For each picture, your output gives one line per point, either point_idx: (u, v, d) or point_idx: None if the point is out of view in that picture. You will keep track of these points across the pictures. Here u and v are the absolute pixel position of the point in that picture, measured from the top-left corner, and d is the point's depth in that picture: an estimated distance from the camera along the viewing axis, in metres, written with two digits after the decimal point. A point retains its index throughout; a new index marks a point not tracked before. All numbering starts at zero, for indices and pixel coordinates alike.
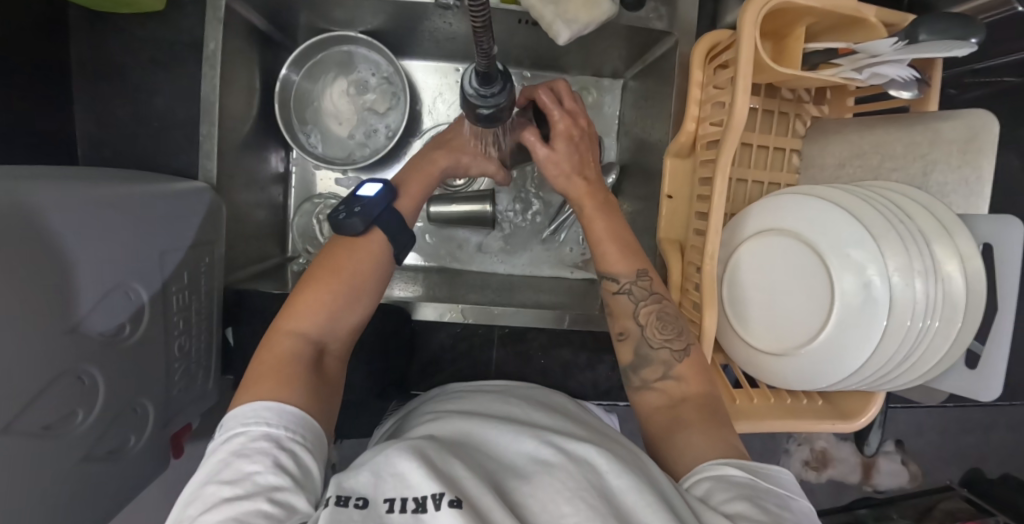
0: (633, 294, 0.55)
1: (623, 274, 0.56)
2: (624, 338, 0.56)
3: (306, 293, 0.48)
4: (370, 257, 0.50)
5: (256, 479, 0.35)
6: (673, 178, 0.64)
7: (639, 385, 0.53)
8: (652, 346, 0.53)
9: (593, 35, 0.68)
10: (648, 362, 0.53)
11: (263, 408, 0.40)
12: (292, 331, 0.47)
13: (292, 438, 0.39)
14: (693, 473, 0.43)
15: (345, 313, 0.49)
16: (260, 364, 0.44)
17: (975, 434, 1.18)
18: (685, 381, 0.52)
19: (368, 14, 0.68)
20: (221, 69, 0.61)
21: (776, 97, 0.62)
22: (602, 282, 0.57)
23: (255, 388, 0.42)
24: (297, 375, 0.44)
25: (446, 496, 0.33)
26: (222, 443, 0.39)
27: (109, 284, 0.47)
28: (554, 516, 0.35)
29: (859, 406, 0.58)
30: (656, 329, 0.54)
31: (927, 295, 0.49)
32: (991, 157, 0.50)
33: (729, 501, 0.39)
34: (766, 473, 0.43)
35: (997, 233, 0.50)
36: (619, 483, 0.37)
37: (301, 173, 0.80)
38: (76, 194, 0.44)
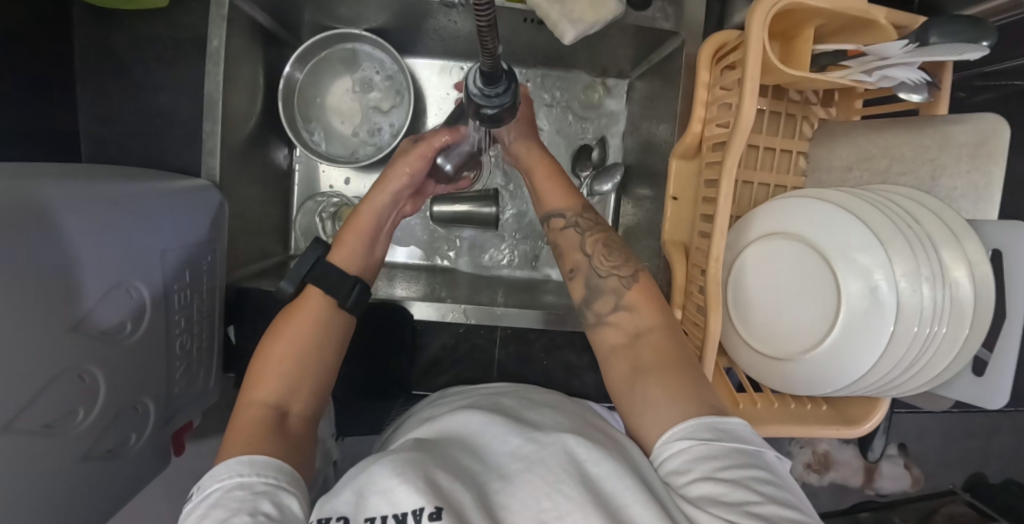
0: (578, 226, 0.57)
1: (569, 209, 0.58)
2: (575, 273, 0.57)
3: (260, 363, 0.50)
4: (311, 319, 0.52)
5: (232, 522, 0.35)
6: (678, 180, 0.63)
7: (594, 320, 0.54)
8: (601, 276, 0.55)
9: (599, 34, 0.67)
10: (600, 291, 0.54)
11: (234, 462, 0.40)
12: (254, 402, 0.47)
13: (267, 482, 0.39)
14: (659, 452, 0.43)
15: (301, 377, 0.50)
16: (225, 439, 0.45)
17: (978, 437, 1.18)
18: (637, 309, 0.53)
19: (373, 11, 0.67)
20: (224, 66, 0.61)
21: (784, 99, 0.61)
22: (550, 219, 0.59)
23: (224, 454, 0.43)
24: (261, 436, 0.44)
25: (426, 509, 0.32)
26: (197, 504, 0.38)
27: (111, 283, 0.46)
28: (537, 512, 0.35)
29: (863, 412, 0.58)
30: (602, 257, 0.56)
31: (935, 300, 0.49)
32: (1002, 164, 0.49)
33: (694, 485, 0.39)
34: (725, 429, 0.42)
35: (1007, 239, 0.50)
36: (599, 471, 0.37)
37: (305, 171, 0.80)
38: (76, 195, 0.44)
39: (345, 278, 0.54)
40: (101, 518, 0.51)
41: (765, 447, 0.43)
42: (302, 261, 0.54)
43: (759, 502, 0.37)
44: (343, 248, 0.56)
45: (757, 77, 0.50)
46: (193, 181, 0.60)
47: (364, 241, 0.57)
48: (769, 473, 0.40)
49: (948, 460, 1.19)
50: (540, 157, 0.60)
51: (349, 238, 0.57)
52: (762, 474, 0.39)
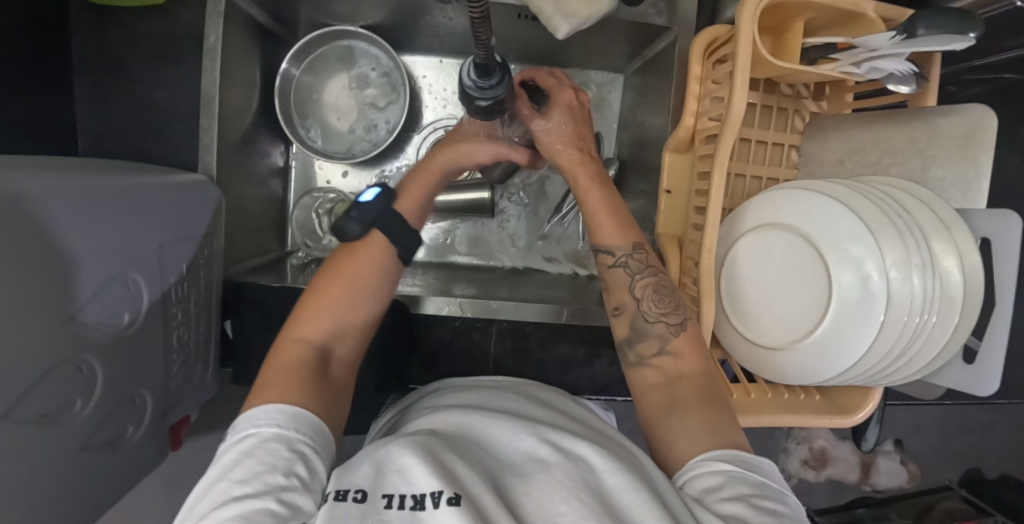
0: (628, 267, 0.55)
1: (620, 247, 0.55)
2: (620, 315, 0.55)
3: (311, 301, 0.49)
4: (370, 258, 0.50)
5: (266, 480, 0.36)
6: (671, 173, 0.64)
7: (635, 360, 0.53)
8: (648, 321, 0.53)
9: (593, 30, 0.68)
10: (644, 336, 0.53)
11: (274, 410, 0.41)
12: (300, 339, 0.48)
13: (303, 442, 0.40)
14: (686, 470, 0.44)
15: (349, 321, 0.49)
16: (267, 374, 0.45)
17: (974, 433, 1.19)
18: (680, 357, 0.52)
19: (369, 8, 0.68)
20: (221, 62, 0.62)
21: (775, 93, 0.62)
22: (596, 254, 0.57)
23: (264, 394, 0.43)
24: (304, 378, 0.45)
25: (445, 493, 0.33)
26: (233, 444, 0.39)
27: (109, 275, 0.47)
28: (551, 515, 0.35)
29: (856, 401, 0.58)
30: (652, 303, 0.54)
31: (926, 289, 0.50)
32: (990, 153, 0.50)
33: (724, 501, 0.39)
34: (759, 467, 0.43)
35: (995, 229, 0.50)
36: (615, 481, 0.37)
37: (302, 167, 0.80)
38: (76, 187, 0.45)
39: (405, 231, 0.52)
40: (98, 510, 0.51)
41: (790, 491, 0.44)
42: (370, 203, 0.51)
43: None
44: (408, 199, 0.54)
45: (746, 70, 0.51)
46: (191, 176, 0.61)
47: (420, 201, 0.55)
48: (794, 511, 0.40)
49: (945, 455, 1.20)
50: (575, 155, 0.58)
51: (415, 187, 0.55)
52: (789, 511, 0.40)
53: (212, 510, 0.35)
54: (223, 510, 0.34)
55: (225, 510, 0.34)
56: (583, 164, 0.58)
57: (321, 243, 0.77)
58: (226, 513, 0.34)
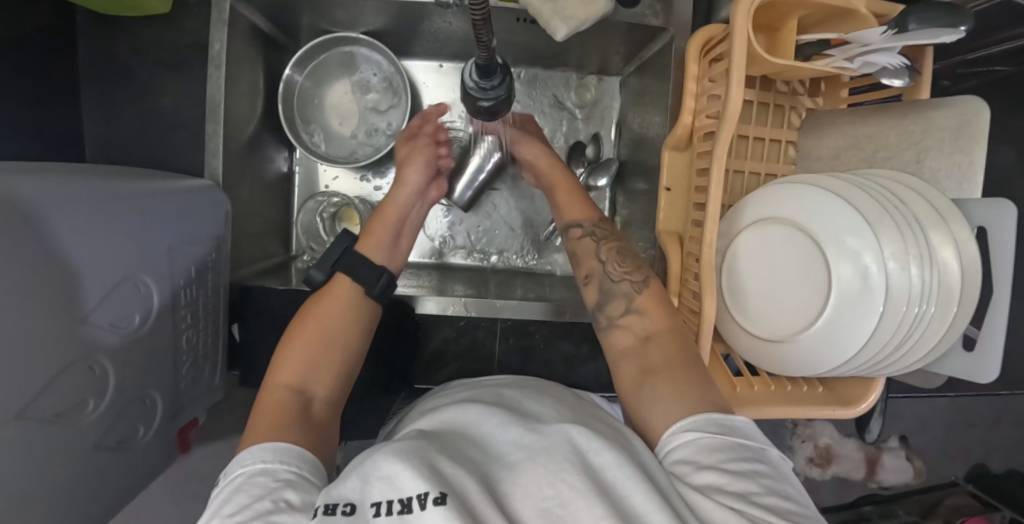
0: (594, 235, 0.61)
1: (585, 219, 0.63)
2: (589, 284, 0.59)
3: (286, 348, 0.52)
4: (339, 301, 0.56)
5: (253, 509, 0.36)
6: (671, 170, 0.64)
7: (606, 323, 0.57)
8: (613, 280, 0.58)
9: (590, 31, 0.69)
10: (611, 296, 0.57)
11: (258, 449, 0.42)
12: (279, 386, 0.49)
13: (288, 468, 0.41)
14: (666, 444, 0.45)
15: (326, 359, 0.52)
16: (253, 422, 0.46)
17: (978, 429, 1.21)
18: (647, 315, 0.55)
19: (370, 14, 0.69)
20: (226, 69, 0.64)
21: (772, 90, 0.63)
22: (568, 229, 0.63)
23: (249, 441, 0.44)
24: (286, 420, 0.46)
25: (430, 494, 0.33)
26: (223, 486, 0.40)
27: (121, 275, 0.48)
28: (539, 500, 0.36)
29: (859, 393, 0.58)
30: (616, 262, 0.59)
31: (924, 280, 0.51)
32: (985, 145, 0.51)
33: (698, 472, 0.40)
34: (736, 430, 0.44)
35: (991, 217, 0.51)
36: (600, 460, 0.38)
37: (305, 172, 0.81)
38: (90, 195, 0.46)
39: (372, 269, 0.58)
40: (109, 511, 0.51)
41: (770, 446, 0.45)
42: (333, 247, 0.60)
43: (764, 496, 0.38)
44: (372, 238, 0.61)
45: (741, 68, 0.51)
46: (196, 181, 0.62)
47: (390, 235, 0.62)
48: (773, 468, 0.41)
49: (950, 452, 1.21)
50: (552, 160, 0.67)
51: (378, 230, 0.61)
52: (767, 470, 0.41)
53: None
54: None
55: None
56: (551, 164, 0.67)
57: (325, 247, 0.78)
58: None
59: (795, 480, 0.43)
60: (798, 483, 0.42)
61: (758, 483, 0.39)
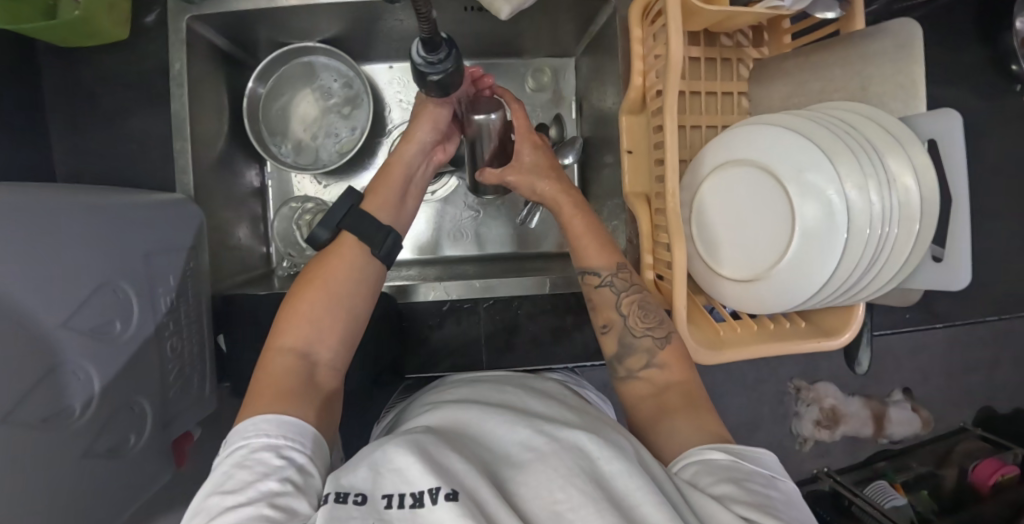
0: (614, 285, 0.59)
1: (603, 268, 0.60)
2: (607, 333, 0.59)
3: (292, 309, 0.51)
4: (345, 265, 0.54)
5: (259, 487, 0.37)
6: (630, 134, 0.66)
7: (625, 374, 0.57)
8: (635, 335, 0.57)
9: (537, 13, 0.71)
10: (631, 351, 0.57)
11: (263, 420, 0.43)
12: (284, 348, 0.49)
13: (292, 445, 0.42)
14: (680, 460, 0.45)
15: (330, 324, 0.51)
16: (256, 387, 0.47)
17: (980, 373, 1.22)
18: (668, 369, 0.55)
19: (324, 22, 0.71)
20: (188, 87, 0.65)
21: (716, 45, 0.65)
22: (586, 276, 0.61)
23: (256, 406, 0.45)
24: (293, 387, 0.46)
25: (442, 489, 0.33)
26: (225, 456, 0.41)
27: (98, 283, 0.48)
28: (551, 504, 0.35)
29: (841, 322, 0.59)
30: (638, 318, 0.57)
31: (883, 202, 0.52)
32: (922, 63, 0.53)
33: (714, 484, 0.41)
34: (751, 456, 0.45)
35: (939, 128, 0.53)
36: (613, 468, 0.38)
37: (278, 184, 0.82)
38: (59, 205, 0.47)
39: (376, 229, 0.56)
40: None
41: (784, 476, 0.45)
42: (337, 208, 0.57)
43: (778, 514, 0.39)
44: (378, 199, 0.59)
45: (678, 18, 0.53)
46: (169, 195, 0.63)
47: (395, 200, 0.60)
48: (786, 495, 0.42)
49: (955, 398, 1.22)
50: (560, 187, 0.62)
51: (384, 191, 0.59)
52: (780, 496, 0.41)
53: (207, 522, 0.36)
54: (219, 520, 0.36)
55: (220, 519, 0.36)
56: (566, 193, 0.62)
57: (303, 254, 0.77)
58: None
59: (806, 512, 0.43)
60: (809, 514, 0.42)
61: (770, 505, 0.40)
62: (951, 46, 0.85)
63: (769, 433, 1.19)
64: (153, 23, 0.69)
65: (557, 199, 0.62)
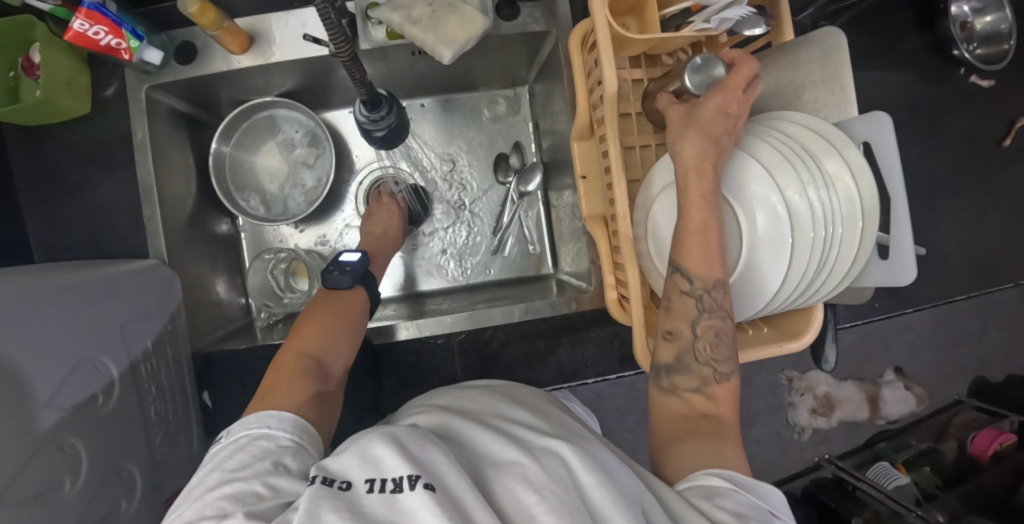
0: (701, 300, 0.56)
1: (700, 279, 0.55)
2: (667, 343, 0.57)
3: (306, 324, 0.58)
4: (357, 301, 0.63)
5: (255, 466, 0.39)
6: (583, 159, 0.67)
7: (667, 386, 0.57)
8: (698, 359, 0.56)
9: (484, 50, 0.73)
10: (686, 369, 0.57)
11: (268, 415, 0.46)
12: (299, 352, 0.55)
13: (289, 438, 0.44)
14: (688, 480, 0.48)
15: (341, 340, 0.58)
16: (270, 379, 0.51)
17: (968, 344, 1.23)
18: (715, 400, 0.57)
19: (279, 78, 0.73)
20: (152, 154, 0.68)
21: (657, 65, 0.67)
22: (674, 277, 0.56)
23: (269, 399, 0.48)
24: (308, 382, 0.52)
25: (421, 478, 0.34)
26: (225, 443, 0.43)
27: (77, 358, 0.50)
28: (525, 508, 0.36)
29: (801, 325, 0.61)
30: (709, 345, 0.56)
31: (824, 205, 0.54)
32: (849, 68, 0.55)
33: (711, 508, 0.43)
34: (755, 488, 0.46)
35: (869, 129, 0.55)
36: (587, 480, 0.39)
37: (252, 235, 0.84)
38: (32, 287, 0.49)
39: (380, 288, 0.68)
40: None
41: (787, 515, 0.46)
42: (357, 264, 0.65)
43: None
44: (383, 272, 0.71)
45: (610, 49, 0.55)
46: (141, 262, 0.65)
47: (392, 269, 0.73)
48: None
49: (945, 371, 1.23)
50: (700, 160, 0.55)
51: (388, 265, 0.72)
52: None
53: (204, 494, 0.38)
54: (214, 492, 0.37)
55: (217, 491, 0.37)
56: (700, 169, 0.55)
57: (284, 303, 0.79)
58: (216, 495, 0.37)
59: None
60: None
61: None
62: (893, 37, 0.87)
63: (767, 426, 1.21)
64: (112, 96, 0.71)
65: (691, 163, 0.55)
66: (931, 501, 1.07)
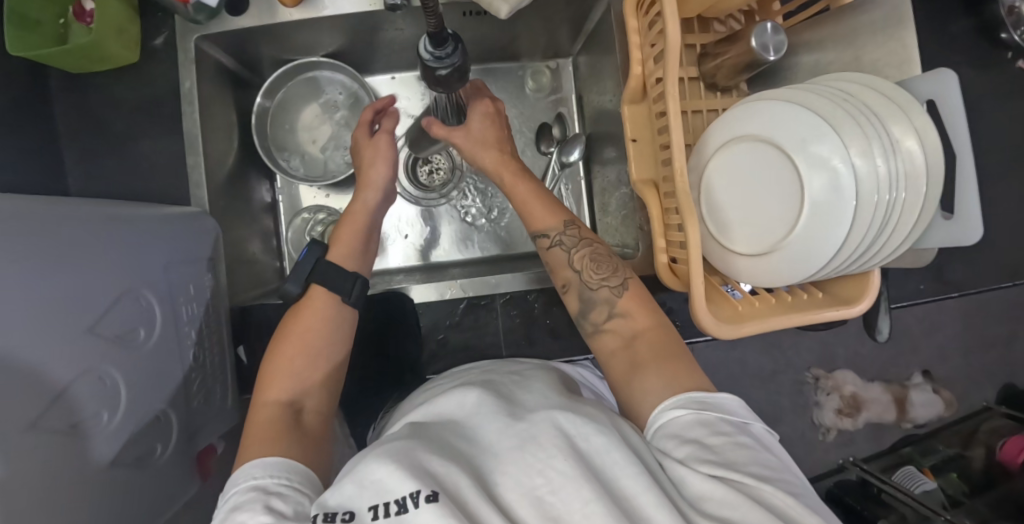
0: (564, 243, 0.62)
1: (553, 228, 0.63)
2: (553, 250, 0.62)
3: (273, 361, 0.54)
4: (322, 311, 0.57)
5: (250, 521, 0.38)
6: (633, 124, 0.67)
7: (592, 328, 0.59)
8: (592, 288, 0.59)
9: (534, 15, 0.73)
10: (593, 304, 0.59)
11: (253, 466, 0.44)
12: (271, 401, 0.52)
13: (280, 483, 0.43)
14: (655, 419, 0.47)
15: (311, 372, 0.55)
16: (247, 434, 0.49)
17: (997, 348, 1.21)
18: (631, 318, 0.57)
19: (327, 36, 0.73)
20: (198, 104, 0.67)
21: (709, 30, 0.67)
22: (536, 239, 0.64)
23: (247, 451, 0.47)
24: (283, 430, 0.49)
25: (422, 492, 0.34)
26: (218, 509, 0.42)
27: (120, 291, 0.49)
28: (531, 489, 0.36)
29: (860, 289, 0.59)
30: (592, 272, 0.60)
31: (888, 165, 0.53)
32: (912, 25, 0.54)
33: (678, 447, 0.43)
34: (716, 406, 0.46)
35: (937, 87, 0.54)
36: (589, 446, 0.39)
37: (289, 198, 0.83)
38: (80, 214, 0.48)
39: (348, 277, 0.60)
40: None
41: (753, 419, 0.47)
42: (305, 259, 0.59)
43: (746, 465, 0.41)
44: (341, 248, 0.63)
45: (672, 2, 0.54)
46: (185, 209, 0.64)
47: (360, 240, 0.64)
48: (754, 438, 0.44)
49: (974, 376, 1.21)
50: (501, 158, 0.67)
51: (345, 236, 0.63)
52: (748, 441, 0.43)
53: None
54: None
55: None
56: (506, 164, 0.67)
57: None
58: None
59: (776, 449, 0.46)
60: (778, 455, 0.44)
61: (748, 456, 0.42)
62: (935, 24, 0.87)
63: (793, 426, 1.18)
64: (161, 46, 0.71)
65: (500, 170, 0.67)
66: (963, 505, 1.04)
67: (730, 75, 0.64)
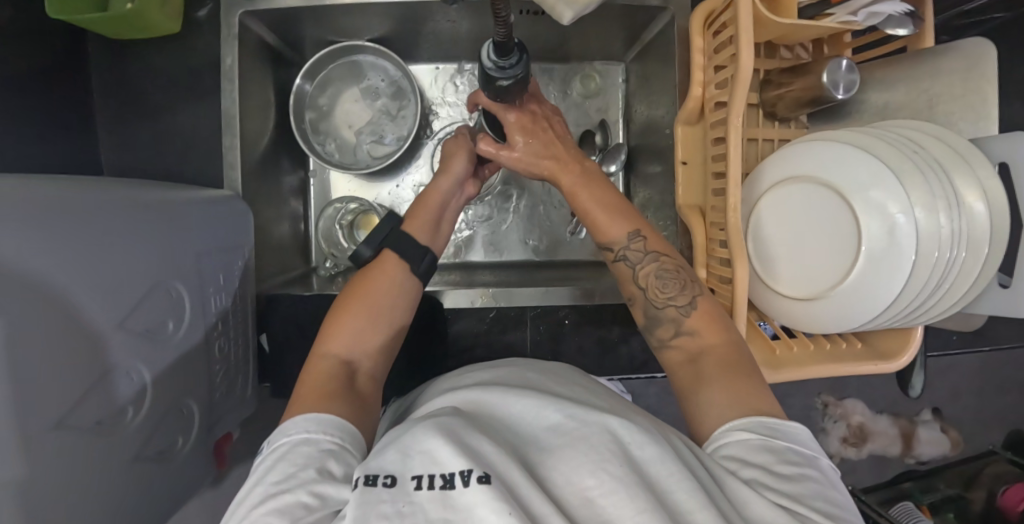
0: (630, 258, 0.57)
1: (619, 239, 0.58)
2: (618, 264, 0.58)
3: (336, 318, 0.53)
4: (392, 275, 0.56)
5: (299, 477, 0.37)
6: (685, 146, 0.65)
7: (658, 345, 0.56)
8: (658, 306, 0.55)
9: (591, 19, 0.70)
10: (659, 321, 0.55)
11: (305, 419, 0.43)
12: (329, 355, 0.51)
13: (333, 441, 0.42)
14: (716, 438, 0.45)
15: (371, 334, 0.53)
16: (302, 386, 0.48)
17: (1013, 395, 1.19)
18: (700, 335, 0.53)
19: (375, 21, 0.70)
20: (238, 82, 0.65)
21: (776, 57, 0.64)
22: (601, 251, 0.59)
23: (299, 405, 0.45)
24: (337, 390, 0.47)
25: (473, 472, 0.32)
26: (266, 456, 0.41)
27: (151, 282, 0.48)
28: (579, 489, 0.34)
29: (896, 346, 0.59)
30: (657, 289, 0.56)
31: (952, 223, 0.50)
32: (995, 81, 0.52)
33: (745, 467, 0.40)
34: (785, 432, 0.44)
35: (1012, 151, 0.52)
36: (642, 455, 0.36)
37: (320, 183, 0.82)
38: (117, 200, 0.47)
39: (416, 250, 0.58)
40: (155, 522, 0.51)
41: (820, 453, 0.45)
42: (379, 229, 0.60)
43: (812, 500, 0.39)
44: (417, 220, 0.61)
45: (750, 28, 0.51)
46: (218, 193, 0.62)
47: (432, 220, 0.62)
48: (823, 474, 0.42)
49: (987, 421, 1.19)
50: (559, 164, 0.60)
51: (422, 214, 0.61)
52: (815, 475, 0.41)
53: (252, 512, 0.36)
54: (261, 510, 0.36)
55: (262, 510, 0.36)
56: (566, 168, 0.60)
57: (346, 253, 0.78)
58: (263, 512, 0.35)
59: (842, 488, 0.43)
60: (844, 493, 0.42)
61: (810, 490, 0.40)
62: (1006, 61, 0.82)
63: None
64: (204, 18, 0.69)
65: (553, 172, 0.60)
66: None
67: (790, 108, 0.61)
